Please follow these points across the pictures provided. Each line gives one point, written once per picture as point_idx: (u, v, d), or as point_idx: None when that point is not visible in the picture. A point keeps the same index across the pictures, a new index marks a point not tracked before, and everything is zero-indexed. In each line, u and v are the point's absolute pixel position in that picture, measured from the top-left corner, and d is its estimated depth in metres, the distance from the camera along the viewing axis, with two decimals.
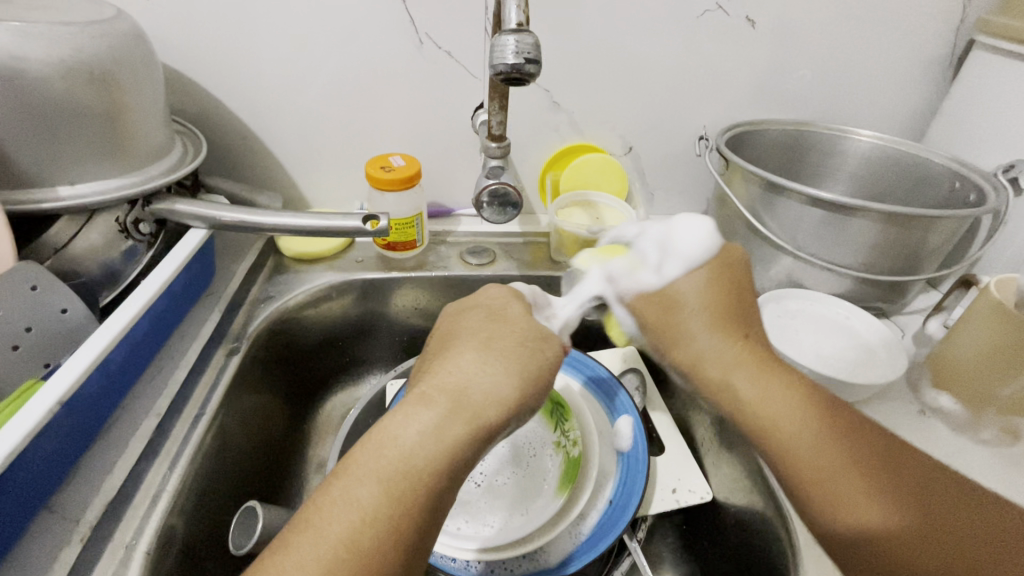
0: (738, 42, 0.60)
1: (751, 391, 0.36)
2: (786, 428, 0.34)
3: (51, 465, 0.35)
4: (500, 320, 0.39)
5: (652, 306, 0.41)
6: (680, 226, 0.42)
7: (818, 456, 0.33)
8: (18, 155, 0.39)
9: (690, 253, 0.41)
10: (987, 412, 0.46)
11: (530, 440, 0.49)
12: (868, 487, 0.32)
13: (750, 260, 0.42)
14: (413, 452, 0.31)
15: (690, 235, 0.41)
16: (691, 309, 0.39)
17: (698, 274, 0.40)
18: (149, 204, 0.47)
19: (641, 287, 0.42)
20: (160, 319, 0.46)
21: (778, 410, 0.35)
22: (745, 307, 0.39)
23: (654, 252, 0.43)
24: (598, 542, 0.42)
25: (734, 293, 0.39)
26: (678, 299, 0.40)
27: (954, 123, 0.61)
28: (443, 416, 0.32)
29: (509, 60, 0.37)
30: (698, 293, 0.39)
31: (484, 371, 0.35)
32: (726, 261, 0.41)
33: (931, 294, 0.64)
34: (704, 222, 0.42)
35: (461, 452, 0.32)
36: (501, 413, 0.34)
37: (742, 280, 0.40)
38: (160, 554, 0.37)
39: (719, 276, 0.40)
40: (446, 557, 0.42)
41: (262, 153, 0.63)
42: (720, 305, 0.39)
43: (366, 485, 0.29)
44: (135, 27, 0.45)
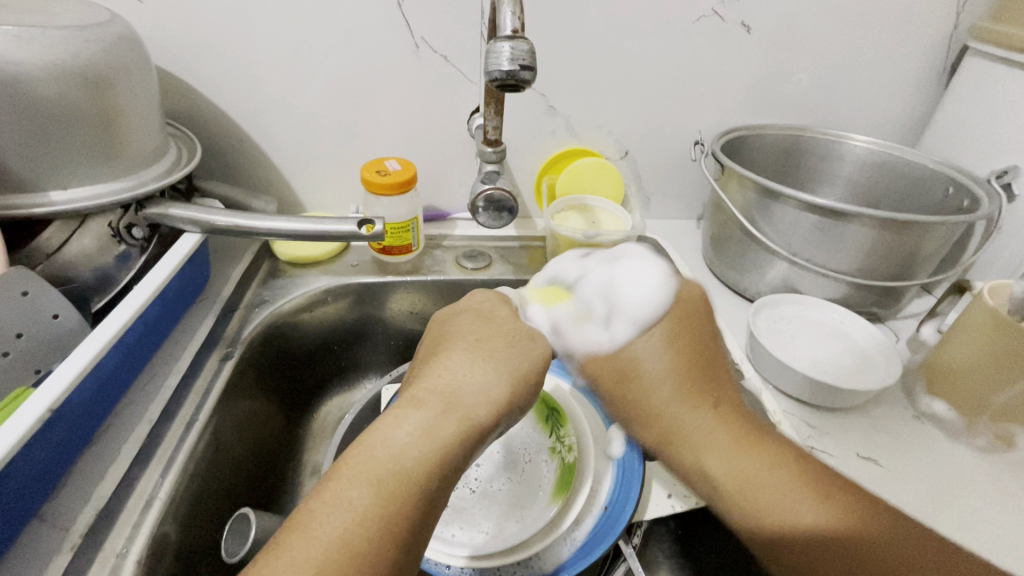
0: (734, 48, 0.60)
1: (723, 469, 0.35)
2: (775, 515, 0.32)
3: (41, 472, 0.35)
4: (489, 322, 0.40)
5: (608, 371, 0.39)
6: (631, 277, 0.40)
7: (800, 535, 0.32)
8: (11, 160, 0.39)
9: (640, 310, 0.39)
10: (981, 419, 0.46)
11: (527, 447, 0.50)
12: (848, 554, 0.31)
13: (708, 299, 0.41)
14: (406, 450, 0.31)
15: (641, 288, 0.39)
16: (655, 380, 0.38)
17: (653, 334, 0.38)
18: (143, 208, 0.47)
19: (593, 348, 0.40)
20: (153, 324, 0.45)
21: (758, 489, 0.33)
22: (710, 363, 0.38)
23: (600, 302, 0.40)
24: (596, 546, 0.41)
25: (698, 347, 0.38)
26: (637, 364, 0.38)
27: (948, 129, 0.61)
28: (435, 416, 0.32)
29: (504, 67, 0.37)
30: (659, 357, 0.38)
31: (473, 373, 0.35)
32: (681, 313, 0.39)
33: (926, 299, 0.64)
34: (653, 269, 0.40)
35: (452, 453, 0.32)
36: (492, 413, 0.34)
37: (704, 323, 0.40)
38: (151, 563, 0.37)
39: (679, 330, 0.38)
40: (440, 565, 0.40)
41: (257, 157, 0.63)
42: (684, 362, 0.38)
43: (358, 486, 0.29)
44: (129, 31, 0.45)
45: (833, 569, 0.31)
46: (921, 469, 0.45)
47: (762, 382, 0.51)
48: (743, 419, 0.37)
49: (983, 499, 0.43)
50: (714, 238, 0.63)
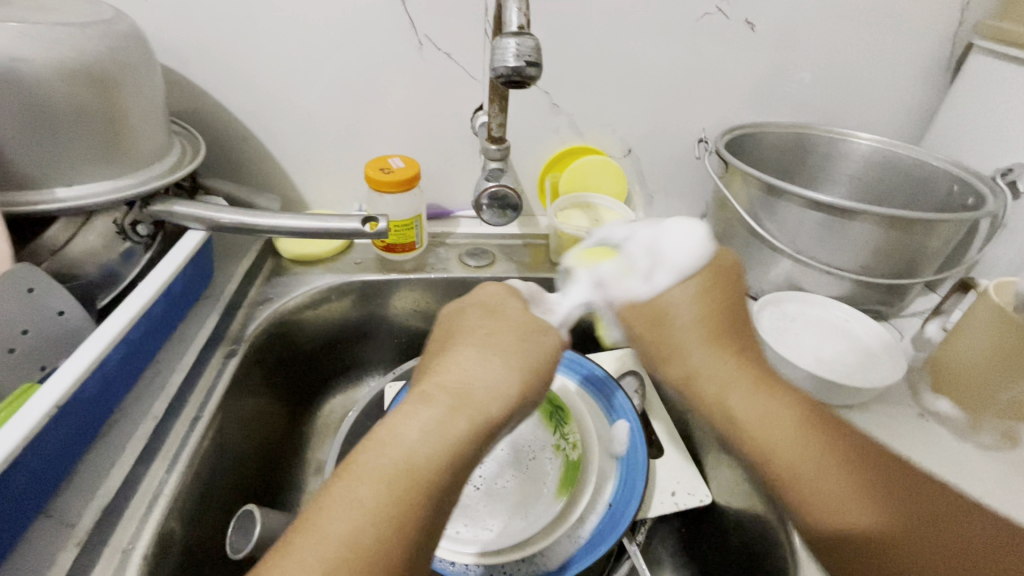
0: (737, 45, 0.60)
1: (744, 407, 0.36)
2: (791, 451, 0.34)
3: (47, 468, 0.35)
4: (498, 316, 0.39)
5: (643, 316, 0.41)
6: (673, 230, 0.41)
7: (812, 467, 0.33)
8: (17, 157, 0.39)
9: (680, 263, 0.40)
10: (987, 417, 0.47)
11: (531, 444, 0.49)
12: (857, 484, 0.32)
13: (741, 263, 0.42)
14: (416, 449, 0.30)
15: (682, 240, 0.41)
16: (683, 324, 0.39)
17: (689, 283, 0.40)
18: (148, 205, 0.47)
19: (631, 296, 0.41)
20: (158, 321, 0.46)
21: (776, 425, 0.35)
22: (739, 318, 0.40)
23: (643, 259, 0.42)
24: (601, 544, 0.41)
25: (728, 301, 0.40)
26: (669, 314, 0.40)
27: (952, 126, 0.61)
28: (445, 412, 0.32)
29: (509, 63, 0.37)
30: (691, 304, 0.39)
31: (483, 369, 0.35)
32: (716, 269, 0.40)
33: (930, 297, 0.64)
34: (695, 228, 0.41)
35: (462, 450, 0.32)
36: (503, 409, 0.34)
37: (736, 288, 0.41)
38: (158, 558, 0.37)
39: (712, 288, 0.40)
40: (446, 561, 0.41)
41: (261, 155, 0.63)
42: (714, 316, 0.39)
43: (367, 484, 0.29)
44: (134, 28, 0.45)
45: (839, 498, 0.32)
46: (926, 466, 0.45)
47: None
48: (765, 369, 0.39)
49: (988, 497, 0.43)
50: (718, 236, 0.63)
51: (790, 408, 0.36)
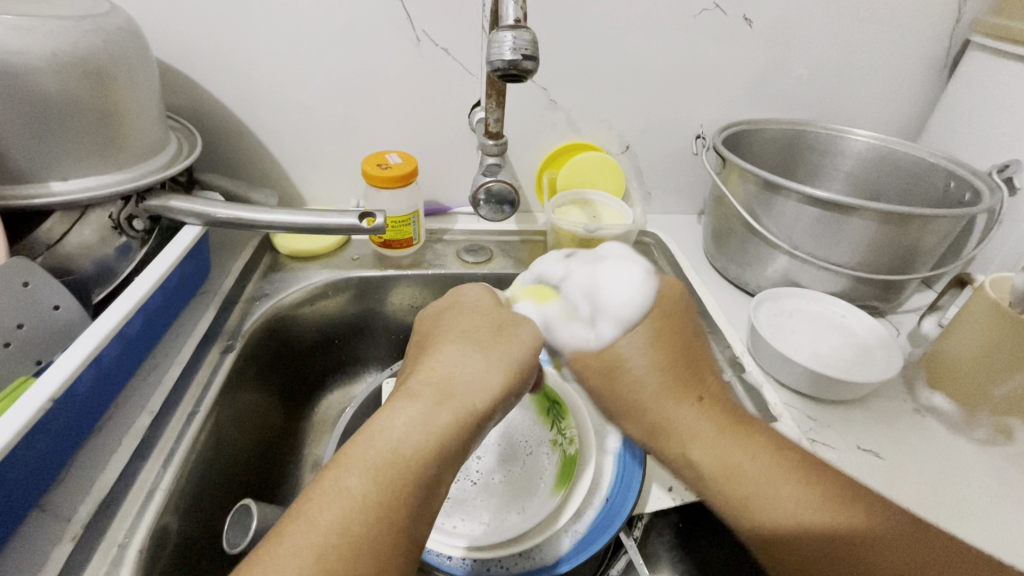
0: (735, 42, 0.60)
1: (710, 459, 0.34)
2: (740, 470, 0.33)
3: (43, 462, 0.35)
4: (477, 313, 0.39)
5: (594, 368, 0.38)
6: (609, 276, 0.37)
7: (754, 478, 0.33)
8: (12, 151, 0.39)
9: (624, 309, 0.36)
10: (981, 412, 0.46)
11: (527, 438, 0.51)
12: (794, 481, 0.32)
13: (689, 295, 0.39)
14: (404, 440, 0.31)
15: (622, 287, 0.37)
16: (637, 373, 0.36)
17: (636, 333, 0.36)
18: (143, 200, 0.47)
19: (579, 346, 0.38)
20: (154, 316, 0.45)
21: (728, 459, 0.34)
22: (692, 358, 0.37)
23: (584, 302, 0.38)
24: (598, 538, 0.41)
25: (677, 343, 0.37)
26: (620, 365, 0.36)
27: (949, 123, 0.62)
28: (430, 406, 0.32)
29: (506, 56, 0.37)
30: (643, 355, 0.36)
31: (470, 363, 0.35)
32: (662, 312, 0.37)
33: (926, 293, 0.64)
34: (634, 268, 0.38)
35: (450, 440, 0.32)
36: (487, 399, 0.34)
37: (684, 325, 0.38)
38: (154, 553, 0.37)
39: (660, 331, 0.37)
40: (442, 556, 0.41)
41: (258, 150, 0.63)
42: (666, 362, 0.36)
43: (357, 474, 0.29)
44: (130, 22, 0.45)
45: (773, 495, 0.32)
46: (921, 461, 0.45)
47: (763, 375, 0.51)
48: (720, 397, 0.37)
49: (983, 491, 0.43)
50: (716, 231, 0.63)
51: (756, 457, 0.34)
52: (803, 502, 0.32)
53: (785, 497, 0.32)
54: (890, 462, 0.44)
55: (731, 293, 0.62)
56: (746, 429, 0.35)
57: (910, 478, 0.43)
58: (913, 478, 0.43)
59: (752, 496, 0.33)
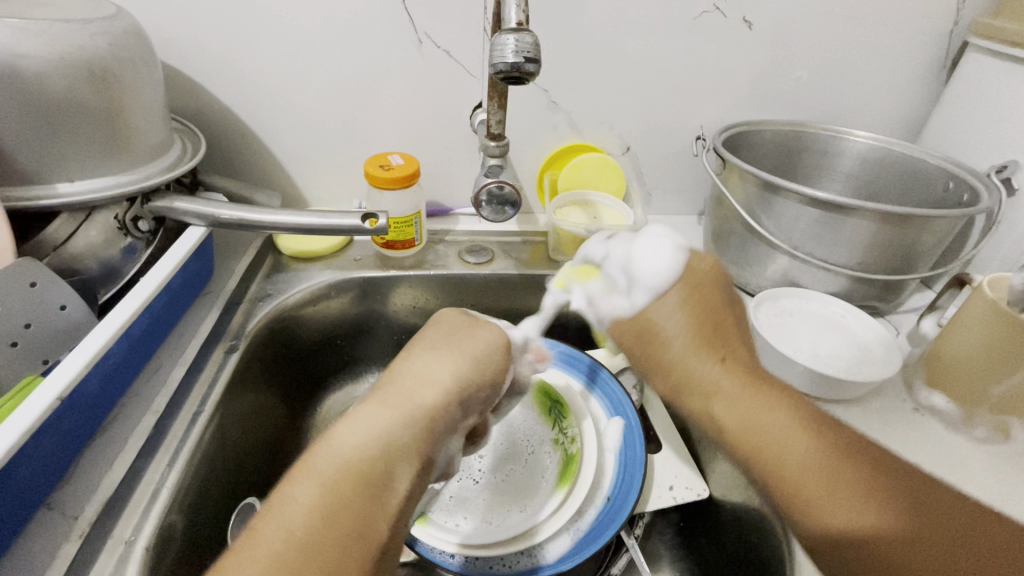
0: (735, 43, 0.60)
1: (727, 411, 0.35)
2: (791, 450, 0.32)
3: (50, 461, 0.35)
4: (431, 325, 0.42)
5: (629, 333, 0.40)
6: (643, 246, 0.39)
7: (810, 464, 0.31)
8: (19, 153, 0.39)
9: (657, 279, 0.38)
10: (980, 410, 0.46)
11: (529, 437, 0.51)
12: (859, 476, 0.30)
13: (723, 266, 0.40)
14: (346, 442, 0.32)
15: (653, 257, 0.39)
16: (671, 336, 0.38)
17: (669, 299, 0.38)
18: (149, 201, 0.47)
19: (615, 313, 0.40)
20: (159, 316, 0.46)
21: (778, 442, 0.32)
22: (726, 323, 0.38)
23: (621, 276, 0.41)
24: (599, 535, 0.41)
25: (710, 306, 0.38)
26: (653, 327, 0.38)
27: (948, 124, 0.62)
28: (375, 407, 0.34)
29: (508, 59, 0.37)
30: (677, 314, 0.38)
31: (417, 366, 0.37)
32: (693, 279, 0.39)
33: (926, 294, 0.64)
34: (667, 241, 0.39)
35: (394, 437, 0.33)
36: (436, 395, 0.35)
37: (716, 290, 0.39)
38: (159, 551, 0.37)
39: (691, 298, 0.38)
40: (444, 554, 0.41)
41: (261, 152, 0.63)
42: (696, 322, 0.37)
43: (309, 483, 0.30)
44: (135, 25, 0.45)
45: (824, 488, 0.30)
46: (920, 460, 0.45)
47: None
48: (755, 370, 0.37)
49: (982, 490, 0.43)
50: (716, 232, 0.63)
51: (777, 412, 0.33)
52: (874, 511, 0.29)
53: (847, 491, 0.30)
54: None
55: None
56: (795, 415, 0.33)
57: None
58: None
59: (805, 481, 0.31)
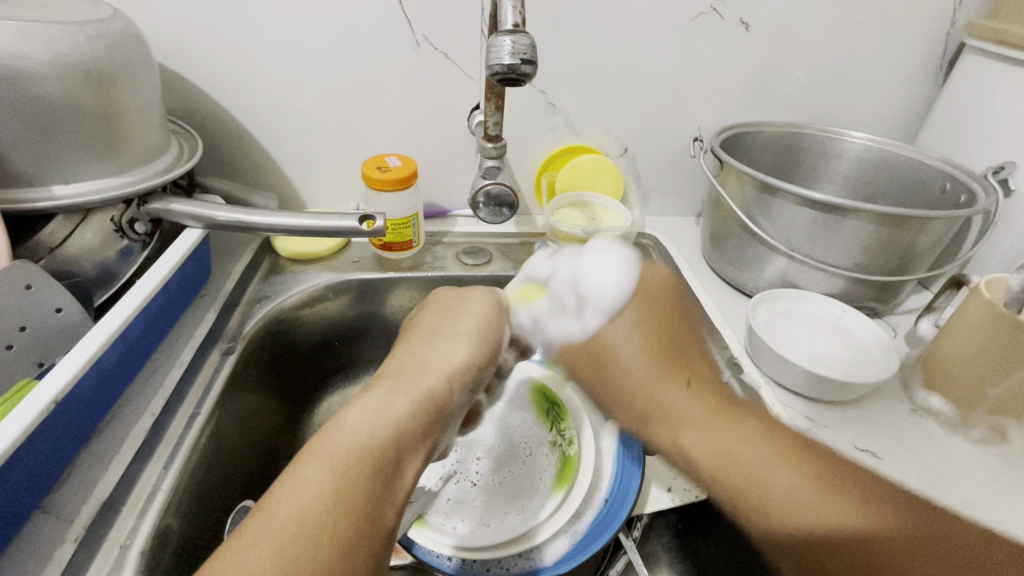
0: (732, 45, 0.60)
1: (700, 445, 0.37)
2: (738, 464, 0.35)
3: (45, 464, 0.35)
4: (432, 312, 0.42)
5: (583, 356, 0.43)
6: (591, 265, 0.43)
7: (753, 469, 0.34)
8: (14, 154, 0.39)
9: (608, 299, 0.42)
10: (976, 411, 0.46)
11: (527, 439, 0.51)
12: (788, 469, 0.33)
13: (674, 280, 0.45)
14: (361, 426, 0.31)
15: (605, 277, 0.43)
16: (621, 357, 0.41)
17: (621, 320, 0.42)
18: (145, 203, 0.47)
19: (567, 336, 0.43)
20: (155, 318, 0.46)
21: (726, 452, 0.35)
22: (671, 333, 0.42)
23: (569, 296, 0.44)
24: (598, 538, 0.41)
25: (662, 322, 0.42)
26: (609, 350, 0.42)
27: (945, 125, 0.62)
28: (388, 393, 0.34)
29: (505, 60, 0.37)
30: (631, 336, 0.41)
31: (426, 354, 0.37)
32: (646, 294, 0.43)
33: (923, 294, 0.65)
34: (613, 258, 0.44)
35: (409, 422, 0.33)
36: (447, 381, 0.36)
37: (666, 307, 0.43)
38: (155, 554, 0.37)
39: (645, 311, 0.42)
40: (442, 557, 0.41)
41: (258, 154, 0.63)
42: (655, 340, 0.41)
43: (319, 464, 0.29)
44: (132, 27, 0.45)
45: (771, 482, 0.33)
46: (918, 460, 0.45)
47: (762, 376, 0.51)
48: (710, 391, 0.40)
49: (980, 491, 0.43)
50: (714, 234, 0.63)
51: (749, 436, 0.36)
52: (798, 488, 0.32)
53: (780, 483, 0.33)
54: (888, 463, 0.45)
55: (729, 295, 0.63)
56: (769, 441, 0.35)
57: (908, 479, 0.44)
58: (910, 478, 0.44)
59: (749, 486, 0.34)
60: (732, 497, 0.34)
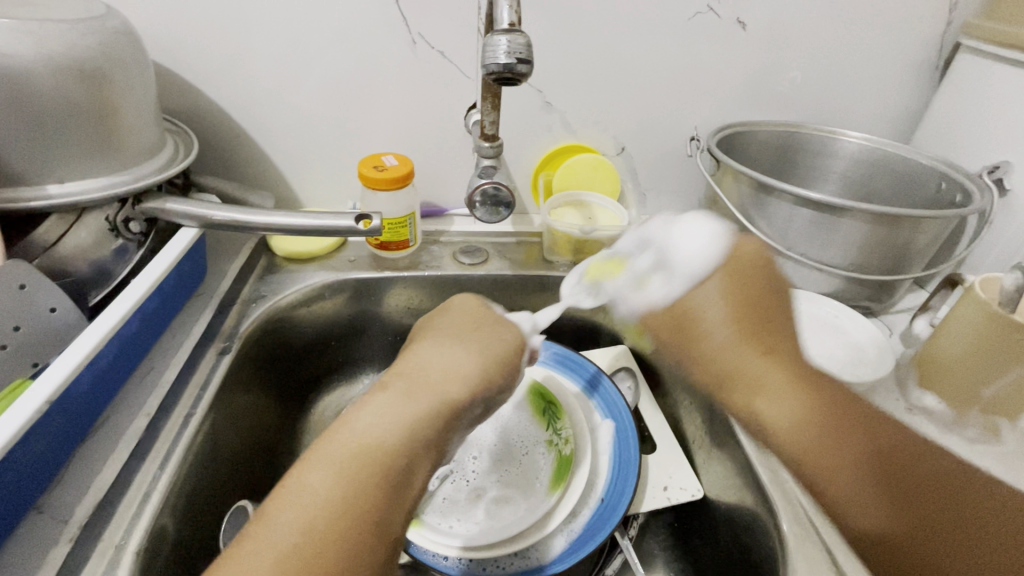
0: (728, 44, 0.60)
1: (780, 412, 0.37)
2: (819, 453, 0.35)
3: (40, 464, 0.35)
4: (456, 313, 0.41)
5: (665, 323, 0.42)
6: (683, 228, 0.43)
7: (821, 455, 0.35)
8: (8, 153, 0.39)
9: (695, 267, 0.42)
10: (971, 410, 0.47)
11: (523, 438, 0.50)
12: (871, 481, 0.34)
13: (772, 259, 0.42)
14: (369, 431, 0.31)
15: (692, 241, 0.42)
16: (713, 323, 0.40)
17: (709, 286, 0.41)
18: (140, 202, 0.47)
19: (651, 304, 0.43)
20: (150, 317, 0.45)
21: (807, 432, 0.36)
22: (771, 309, 0.40)
23: (653, 265, 0.44)
24: (592, 537, 0.42)
25: (759, 296, 0.40)
26: (696, 314, 0.41)
27: (941, 124, 0.62)
28: (400, 396, 0.33)
29: (500, 60, 0.37)
30: (719, 303, 0.40)
31: (442, 357, 0.37)
32: (736, 265, 0.41)
33: (918, 293, 0.65)
34: (706, 227, 0.43)
35: (417, 431, 0.32)
36: (461, 389, 0.35)
37: (760, 278, 0.41)
38: (150, 554, 0.37)
39: (734, 282, 0.41)
40: (438, 556, 0.41)
41: (254, 152, 0.63)
42: (743, 310, 0.40)
43: (321, 468, 0.30)
44: (127, 26, 0.45)
45: (854, 492, 0.34)
46: None
47: None
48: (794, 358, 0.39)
49: None
50: None
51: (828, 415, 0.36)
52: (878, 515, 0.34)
53: (861, 486, 0.34)
54: None
55: None
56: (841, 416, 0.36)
57: None
58: None
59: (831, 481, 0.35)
60: (793, 462, 0.36)
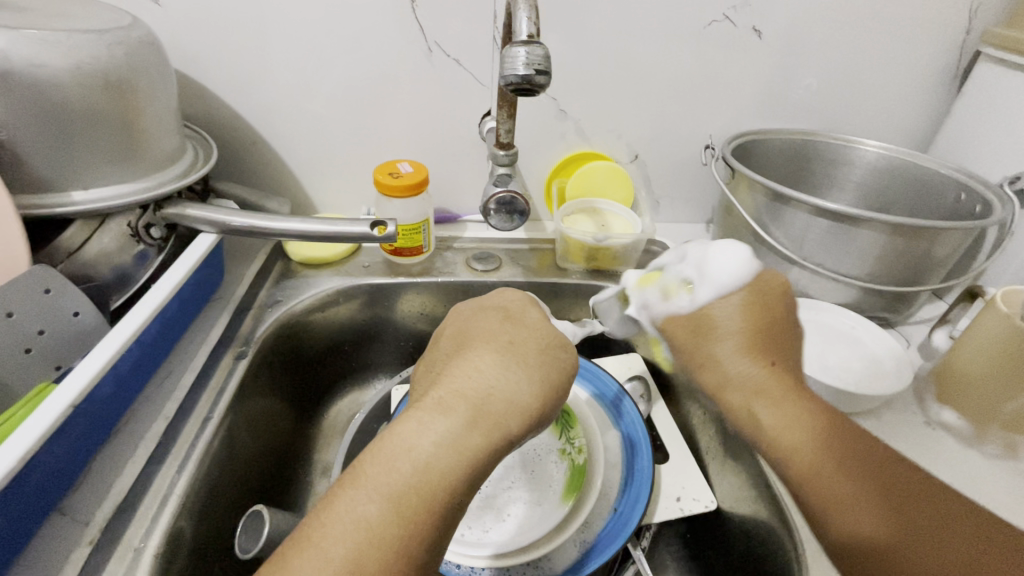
0: (744, 53, 0.60)
1: (774, 419, 0.35)
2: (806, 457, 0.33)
3: (62, 467, 0.36)
4: (518, 323, 0.40)
5: (684, 329, 0.41)
6: (719, 248, 0.40)
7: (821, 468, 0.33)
8: (35, 161, 0.40)
9: (727, 280, 0.39)
10: (991, 427, 0.46)
11: (536, 447, 0.49)
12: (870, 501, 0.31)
13: (792, 291, 0.40)
14: (431, 462, 0.30)
15: (732, 258, 0.40)
16: (727, 335, 0.39)
17: (732, 299, 0.39)
18: (161, 208, 0.47)
19: (673, 312, 0.41)
20: (170, 322, 0.46)
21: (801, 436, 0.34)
22: (780, 331, 0.39)
23: (692, 272, 0.41)
24: (607, 548, 0.42)
25: (769, 320, 0.39)
26: (711, 323, 0.39)
27: (960, 134, 0.61)
28: (463, 425, 0.32)
29: (519, 71, 0.38)
30: (734, 315, 0.39)
31: (505, 379, 0.35)
32: (761, 287, 0.39)
33: (937, 304, 0.64)
34: (741, 246, 0.40)
35: (475, 466, 0.31)
36: (522, 423, 0.34)
37: (782, 304, 0.39)
38: (168, 557, 0.37)
39: (755, 302, 0.39)
40: (453, 564, 0.41)
41: (272, 159, 0.64)
42: (755, 327, 0.38)
43: (375, 500, 0.29)
44: (151, 35, 0.46)
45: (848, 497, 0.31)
46: (931, 474, 0.45)
47: None
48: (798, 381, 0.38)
49: (994, 506, 0.43)
50: (724, 242, 0.63)
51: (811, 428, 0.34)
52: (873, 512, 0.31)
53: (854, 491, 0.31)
54: None
55: None
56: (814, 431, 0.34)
57: None
58: None
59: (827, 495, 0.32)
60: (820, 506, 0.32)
